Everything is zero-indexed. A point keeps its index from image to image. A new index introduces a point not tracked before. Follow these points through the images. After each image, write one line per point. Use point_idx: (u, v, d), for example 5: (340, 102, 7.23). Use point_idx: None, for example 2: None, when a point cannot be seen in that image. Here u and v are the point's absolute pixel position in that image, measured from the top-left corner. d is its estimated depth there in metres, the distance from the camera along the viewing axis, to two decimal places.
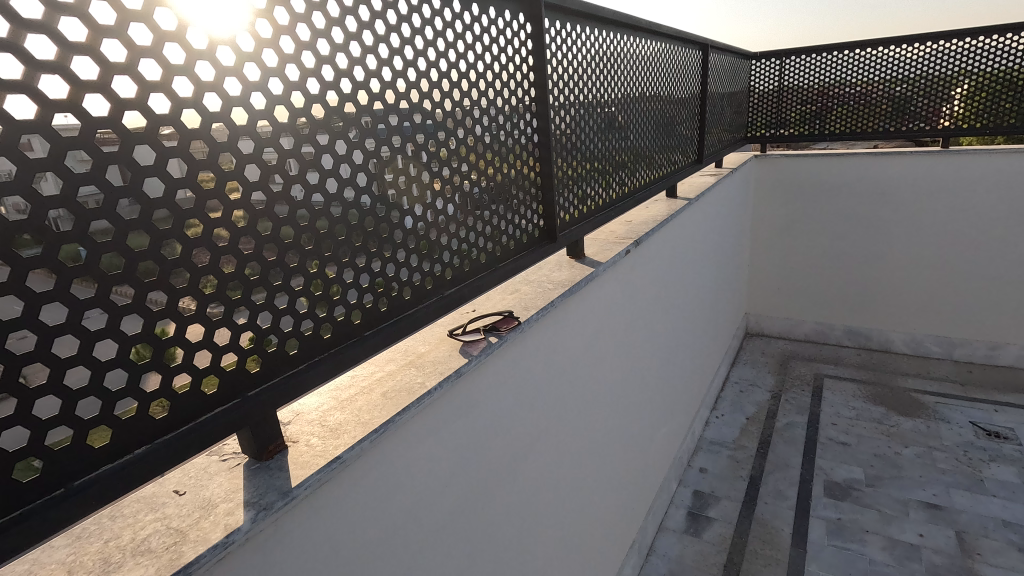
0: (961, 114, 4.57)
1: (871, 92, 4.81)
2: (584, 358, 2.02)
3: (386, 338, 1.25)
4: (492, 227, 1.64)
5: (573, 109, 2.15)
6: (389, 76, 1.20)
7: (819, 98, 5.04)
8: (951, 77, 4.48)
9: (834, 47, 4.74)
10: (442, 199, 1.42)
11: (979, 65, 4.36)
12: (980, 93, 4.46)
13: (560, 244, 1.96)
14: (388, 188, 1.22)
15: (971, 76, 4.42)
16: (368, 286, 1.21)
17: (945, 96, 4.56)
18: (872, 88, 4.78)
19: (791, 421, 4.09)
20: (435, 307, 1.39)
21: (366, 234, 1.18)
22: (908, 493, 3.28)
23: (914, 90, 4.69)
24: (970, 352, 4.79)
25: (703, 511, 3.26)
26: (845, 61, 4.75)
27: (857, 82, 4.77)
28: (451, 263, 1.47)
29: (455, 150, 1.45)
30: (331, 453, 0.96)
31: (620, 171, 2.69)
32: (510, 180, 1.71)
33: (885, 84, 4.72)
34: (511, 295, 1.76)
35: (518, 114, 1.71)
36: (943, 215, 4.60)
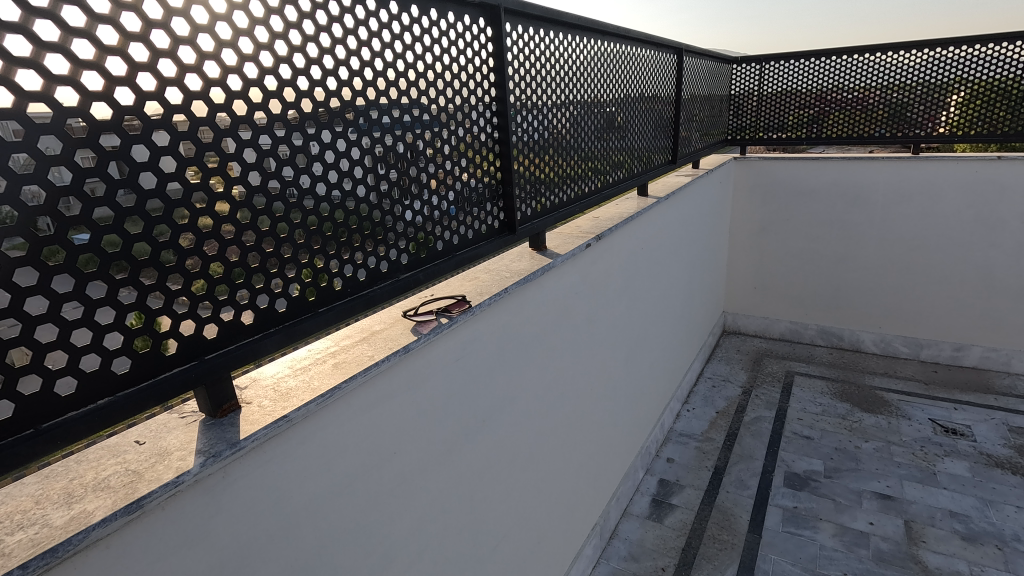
0: (957, 121, 4.67)
1: (869, 97, 4.93)
2: (542, 342, 2.13)
3: (339, 315, 1.35)
4: (479, 221, 1.90)
5: (555, 108, 2.29)
6: (346, 75, 1.30)
7: (817, 102, 5.15)
8: (948, 84, 4.59)
9: (831, 52, 4.85)
10: (437, 196, 1.68)
11: (974, 73, 4.46)
12: (974, 101, 4.60)
13: (520, 236, 2.07)
14: (345, 178, 1.32)
15: (967, 84, 4.54)
16: (326, 268, 1.32)
17: (942, 103, 4.67)
18: (869, 93, 4.90)
19: (759, 415, 4.23)
20: (391, 289, 1.50)
21: (322, 220, 1.29)
22: (864, 484, 3.41)
23: (911, 96, 4.81)
24: (936, 353, 4.94)
25: (667, 498, 3.40)
26: (843, 65, 4.85)
27: (855, 87, 4.90)
28: (440, 249, 1.71)
29: (416, 146, 1.56)
30: (282, 411, 1.08)
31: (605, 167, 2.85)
32: (495, 180, 1.97)
33: (885, 90, 4.84)
34: (468, 281, 1.87)
35: (480, 109, 1.83)
36: (914, 220, 4.74)
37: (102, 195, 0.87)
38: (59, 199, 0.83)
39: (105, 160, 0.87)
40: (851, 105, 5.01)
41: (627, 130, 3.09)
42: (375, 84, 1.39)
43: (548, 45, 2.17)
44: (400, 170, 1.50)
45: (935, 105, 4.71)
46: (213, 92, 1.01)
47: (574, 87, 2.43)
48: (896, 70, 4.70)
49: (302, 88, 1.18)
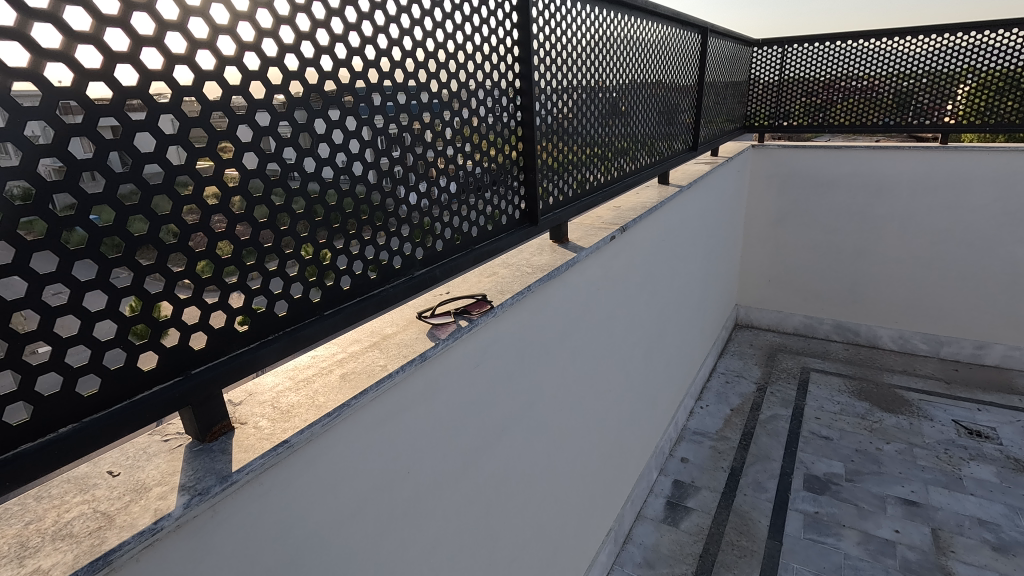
0: (964, 111, 4.47)
1: (877, 87, 4.71)
2: (560, 343, 1.97)
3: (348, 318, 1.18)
4: (492, 208, 1.69)
5: (571, 93, 2.08)
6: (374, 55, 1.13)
7: (823, 91, 4.93)
8: (956, 75, 4.37)
9: (842, 37, 4.64)
10: (444, 178, 1.44)
11: (982, 62, 4.24)
12: (985, 90, 4.37)
13: (542, 226, 1.90)
14: (354, 161, 1.12)
15: (976, 74, 4.32)
16: (330, 263, 1.14)
17: (948, 94, 4.46)
18: (877, 82, 4.70)
19: (775, 413, 4.08)
20: (405, 287, 1.34)
21: (329, 209, 1.10)
22: (887, 488, 3.28)
23: (919, 84, 4.59)
24: (956, 351, 4.76)
25: (682, 500, 3.26)
26: (852, 50, 4.64)
27: (862, 75, 4.69)
28: (447, 240, 1.50)
29: (434, 125, 1.37)
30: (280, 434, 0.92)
31: (620, 157, 2.65)
32: (510, 164, 1.75)
33: (893, 79, 4.61)
34: (486, 278, 1.70)
35: (506, 90, 1.66)
36: (939, 213, 4.54)
37: (63, 180, 0.67)
38: (4, 184, 0.63)
39: (64, 136, 0.67)
40: (859, 94, 4.80)
41: (643, 116, 2.90)
42: (402, 65, 1.22)
43: (567, 24, 1.96)
44: (415, 152, 1.32)
45: (940, 95, 4.50)
46: (227, 71, 0.85)
47: (592, 70, 2.25)
48: (907, 59, 4.49)
49: (324, 69, 1.01)
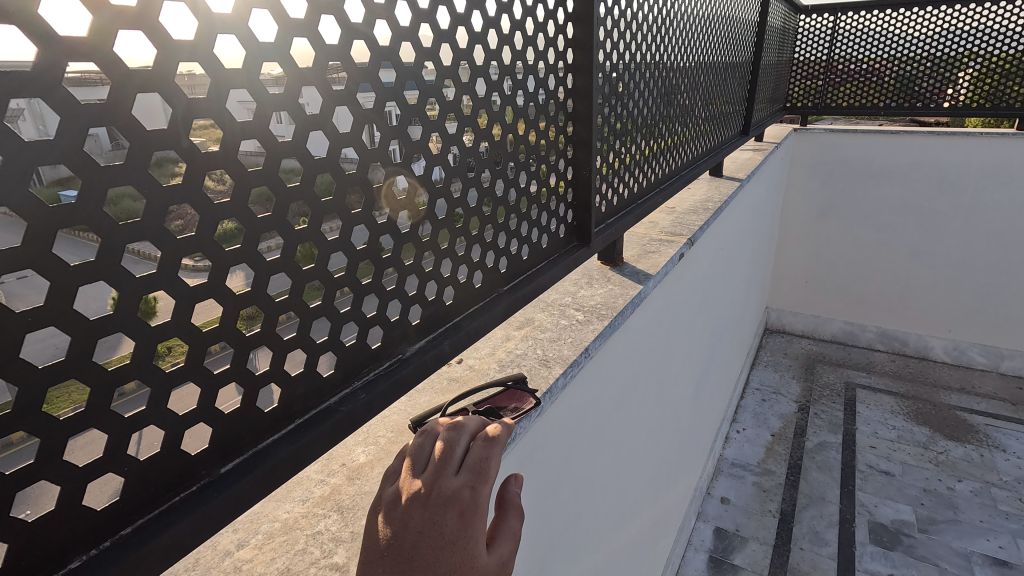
0: (968, 96, 3.84)
1: (878, 70, 4.05)
2: (618, 409, 1.40)
3: (257, 483, 0.58)
4: (529, 222, 1.05)
5: (627, 58, 1.40)
6: (447, 19, 0.73)
7: (823, 74, 4.26)
8: (957, 59, 3.76)
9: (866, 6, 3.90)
10: (463, 182, 0.83)
11: (984, 46, 3.65)
12: (988, 76, 3.77)
13: (597, 248, 1.28)
14: (281, 157, 0.54)
15: (980, 58, 3.71)
16: (235, 366, 0.55)
17: (948, 79, 3.85)
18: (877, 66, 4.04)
19: (824, 441, 3.55)
20: (387, 388, 0.72)
21: (223, 263, 0.51)
22: (970, 543, 2.76)
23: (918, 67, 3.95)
24: (1020, 366, 4.23)
25: (727, 555, 2.73)
26: (858, 24, 3.97)
27: (860, 57, 4.03)
28: (459, 286, 0.88)
29: (454, 93, 0.78)
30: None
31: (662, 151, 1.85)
32: (537, 160, 1.03)
33: (896, 63, 3.95)
34: (521, 332, 1.11)
35: (560, 39, 1.03)
36: (1011, 210, 3.94)
37: None
38: None
39: None
40: (859, 78, 4.11)
41: (698, 91, 2.19)
42: None
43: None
44: (415, 140, 0.72)
45: (941, 79, 3.87)
46: (219, 41, 0.46)
47: (658, 32, 1.61)
48: (907, 38, 3.83)
49: None
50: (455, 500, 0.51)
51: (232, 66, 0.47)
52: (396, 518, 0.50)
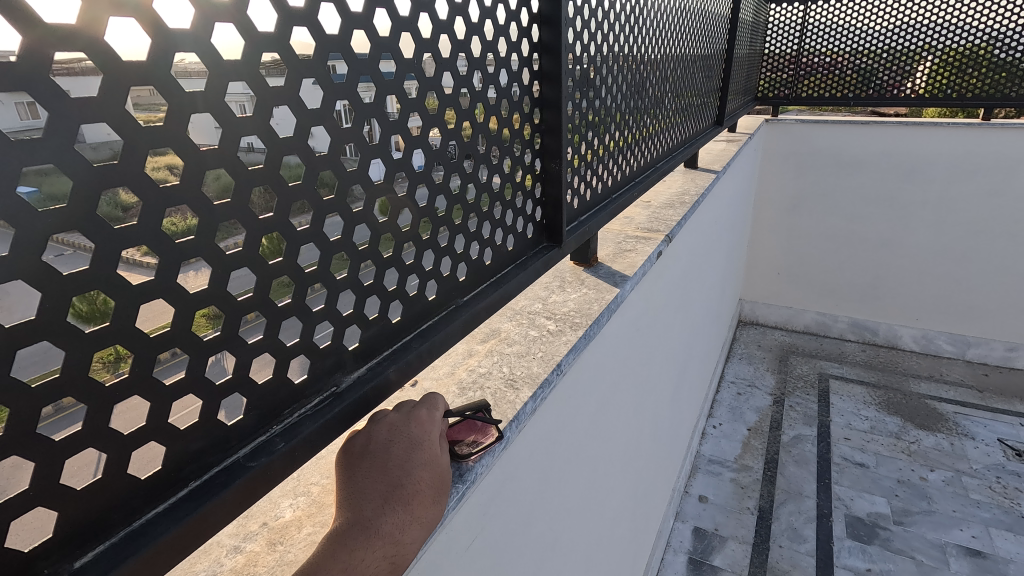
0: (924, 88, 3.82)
1: (840, 63, 4.04)
2: (592, 422, 1.29)
3: (132, 574, 0.44)
4: (491, 222, 0.92)
5: (602, 40, 1.28)
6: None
7: (789, 66, 4.22)
8: (913, 52, 3.74)
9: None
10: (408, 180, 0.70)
11: (937, 40, 3.63)
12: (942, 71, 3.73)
13: (569, 248, 1.15)
14: (145, 148, 0.41)
15: (934, 52, 3.70)
16: (91, 426, 0.42)
17: (905, 72, 3.82)
18: (837, 60, 4.03)
19: (800, 434, 3.53)
20: (316, 434, 0.59)
21: (62, 292, 0.38)
22: (945, 534, 2.77)
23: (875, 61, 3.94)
24: (985, 352, 4.31)
25: (707, 557, 2.67)
26: (835, 14, 3.92)
27: (822, 51, 4.04)
28: (409, 299, 0.75)
29: (393, 70, 0.64)
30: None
31: (638, 140, 1.74)
32: (500, 151, 0.90)
33: (856, 56, 3.95)
34: (486, 347, 0.98)
35: (520, 16, 0.90)
36: (977, 199, 3.99)
37: None
38: None
39: None
40: (823, 70, 4.10)
41: (672, 81, 2.08)
42: None
43: None
44: (346, 127, 0.58)
45: (897, 73, 3.84)
46: None
47: (632, 13, 1.49)
48: (866, 33, 3.86)
49: None
50: (415, 416, 0.63)
51: (58, 23, 0.35)
52: (367, 436, 0.60)
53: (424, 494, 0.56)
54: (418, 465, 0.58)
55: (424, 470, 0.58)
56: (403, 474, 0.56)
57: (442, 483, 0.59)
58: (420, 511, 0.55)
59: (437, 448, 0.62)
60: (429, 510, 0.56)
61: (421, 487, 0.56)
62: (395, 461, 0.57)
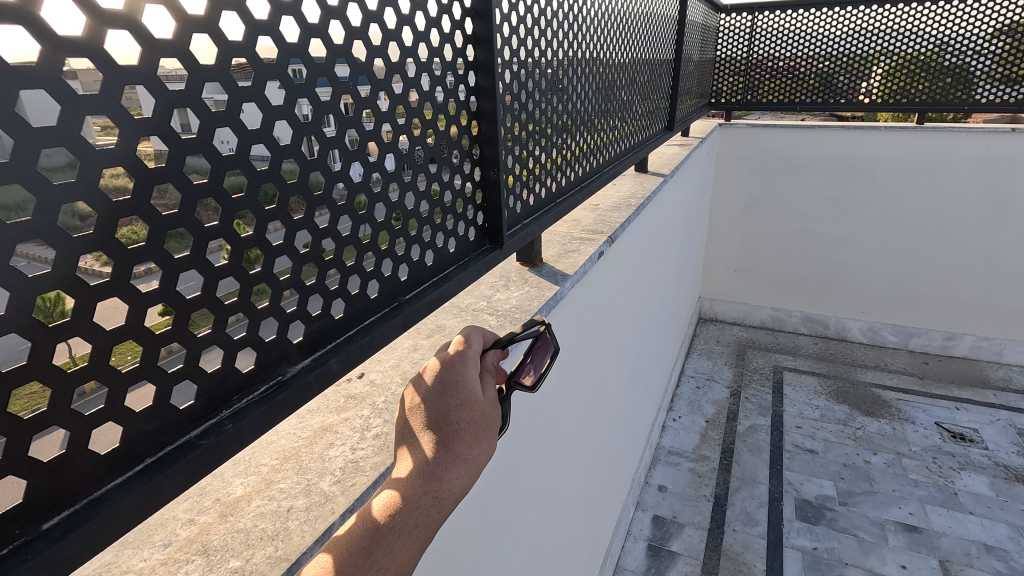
0: (881, 90, 4.03)
1: (799, 67, 4.23)
2: (540, 411, 1.38)
3: (88, 539, 0.51)
4: (431, 226, 1.00)
5: (543, 56, 1.38)
6: (319, 13, 0.68)
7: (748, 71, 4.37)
8: (870, 56, 3.96)
9: (784, 6, 4.08)
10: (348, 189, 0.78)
11: (893, 46, 3.85)
12: (898, 73, 3.96)
13: (511, 249, 1.24)
14: (100, 167, 0.48)
15: (889, 56, 3.90)
16: (55, 408, 0.48)
17: (862, 75, 4.04)
18: (799, 63, 4.23)
19: (754, 424, 3.70)
20: (261, 417, 0.66)
21: (27, 292, 0.45)
22: (885, 512, 2.95)
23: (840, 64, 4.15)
24: (926, 342, 4.57)
25: (665, 543, 2.80)
26: (789, 23, 4.13)
27: (784, 56, 4.23)
28: (351, 296, 0.83)
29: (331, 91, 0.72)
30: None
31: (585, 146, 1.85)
32: (439, 161, 0.99)
33: (814, 61, 4.16)
34: (430, 341, 1.06)
35: (454, 38, 0.98)
36: (914, 198, 4.24)
37: None
38: None
39: None
40: (780, 75, 4.28)
41: (620, 88, 2.20)
42: None
43: None
44: (285, 145, 0.66)
45: (855, 75, 4.07)
46: None
47: (575, 29, 1.60)
48: (823, 37, 4.05)
49: None
50: (449, 364, 0.68)
51: (22, 63, 0.42)
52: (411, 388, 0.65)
53: (466, 432, 0.61)
54: (456, 408, 0.63)
55: (464, 411, 0.63)
56: (442, 418, 0.61)
57: (483, 417, 0.64)
58: (462, 446, 0.60)
59: (477, 389, 0.66)
60: (474, 443, 0.60)
61: (461, 426, 0.61)
62: (435, 407, 0.62)
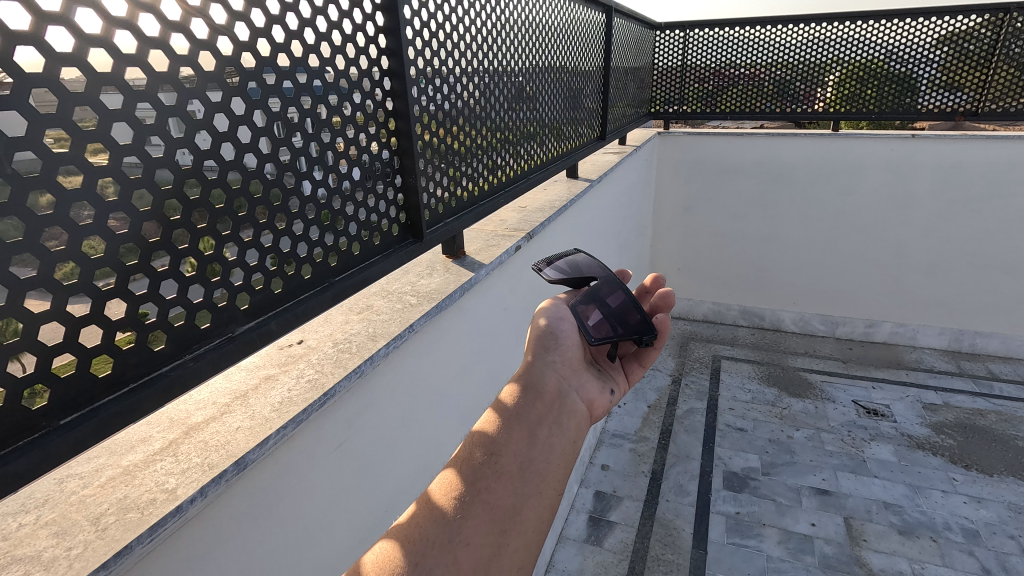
0: (834, 99, 4.45)
1: (758, 75, 4.61)
2: (463, 379, 1.63)
3: (87, 433, 0.73)
4: (356, 222, 1.26)
5: (460, 81, 1.65)
6: (252, 62, 0.92)
7: (712, 78, 4.76)
8: (823, 66, 4.34)
9: (717, 23, 4.51)
10: (284, 193, 1.03)
11: (847, 54, 4.22)
12: (850, 81, 4.37)
13: (430, 241, 1.51)
14: (97, 177, 0.71)
15: (842, 65, 4.28)
16: (65, 340, 0.71)
17: (818, 83, 4.43)
18: (757, 71, 4.60)
19: (691, 407, 4.02)
20: (213, 361, 0.90)
21: (48, 258, 0.68)
22: (801, 479, 3.29)
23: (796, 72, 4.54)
24: (850, 330, 4.99)
25: (604, 514, 3.07)
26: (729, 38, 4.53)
27: (744, 64, 4.59)
28: (289, 275, 1.07)
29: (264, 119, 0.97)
30: (446, 497, 0.83)
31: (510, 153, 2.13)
32: (361, 170, 1.25)
33: (771, 69, 4.54)
34: (358, 315, 1.30)
35: (370, 73, 1.25)
36: (834, 197, 4.66)
37: None
38: None
39: None
40: (744, 81, 4.69)
41: (547, 101, 2.48)
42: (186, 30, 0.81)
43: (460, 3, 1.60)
44: (228, 160, 0.90)
45: (811, 83, 4.46)
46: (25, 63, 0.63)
47: (494, 54, 1.88)
48: (782, 48, 4.43)
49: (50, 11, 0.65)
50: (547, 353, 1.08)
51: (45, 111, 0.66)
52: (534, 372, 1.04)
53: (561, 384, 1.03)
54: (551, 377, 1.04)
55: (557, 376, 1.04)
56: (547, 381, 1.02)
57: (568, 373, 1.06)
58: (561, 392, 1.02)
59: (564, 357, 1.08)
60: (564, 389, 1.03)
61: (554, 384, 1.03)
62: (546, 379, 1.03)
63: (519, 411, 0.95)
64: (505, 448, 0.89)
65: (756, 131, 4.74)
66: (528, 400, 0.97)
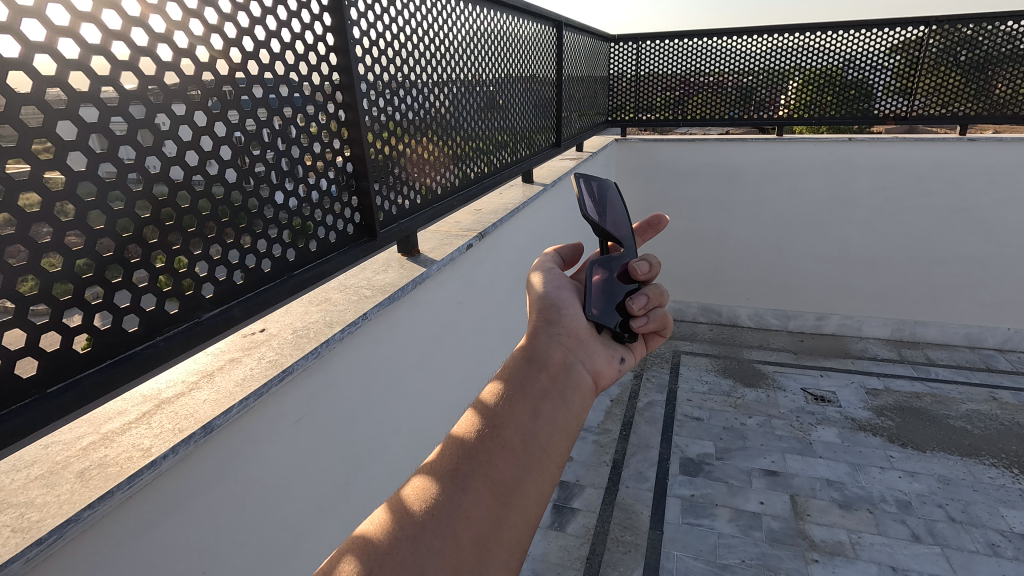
0: (794, 104, 4.72)
1: (723, 81, 4.83)
2: (421, 366, 1.76)
3: (72, 401, 0.85)
4: (313, 221, 1.39)
5: (411, 92, 1.80)
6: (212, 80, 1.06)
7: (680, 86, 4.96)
8: (784, 71, 4.61)
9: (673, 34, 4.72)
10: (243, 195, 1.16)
11: (807, 61, 4.50)
12: (807, 86, 4.64)
13: (384, 239, 1.65)
14: (79, 181, 0.84)
15: (801, 71, 4.57)
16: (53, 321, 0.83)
17: (780, 88, 4.70)
18: (722, 78, 4.83)
19: (652, 400, 4.21)
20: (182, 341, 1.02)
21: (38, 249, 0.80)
22: (753, 462, 3.50)
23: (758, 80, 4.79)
24: (802, 323, 5.26)
25: (567, 502, 3.22)
26: (686, 48, 4.75)
27: (710, 72, 4.80)
28: (250, 269, 1.20)
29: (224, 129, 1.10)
30: (438, 470, 0.77)
31: (465, 160, 2.28)
32: (316, 175, 1.38)
33: (736, 75, 4.78)
34: (318, 306, 1.43)
35: (322, 88, 1.39)
36: (781, 198, 4.94)
37: None
38: None
39: None
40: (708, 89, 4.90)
41: (500, 109, 2.64)
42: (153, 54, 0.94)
43: (410, 23, 1.75)
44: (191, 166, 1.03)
45: (774, 89, 4.72)
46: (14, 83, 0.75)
47: (445, 68, 2.03)
48: (741, 57, 4.68)
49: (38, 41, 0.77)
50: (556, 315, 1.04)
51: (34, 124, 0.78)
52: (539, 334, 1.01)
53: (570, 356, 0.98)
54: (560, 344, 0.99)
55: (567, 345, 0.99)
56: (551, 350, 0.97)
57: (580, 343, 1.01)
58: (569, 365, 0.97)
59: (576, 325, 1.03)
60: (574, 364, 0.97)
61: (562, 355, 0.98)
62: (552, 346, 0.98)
63: (522, 382, 0.90)
64: (504, 418, 0.83)
65: (723, 137, 4.96)
66: (531, 372, 0.92)
